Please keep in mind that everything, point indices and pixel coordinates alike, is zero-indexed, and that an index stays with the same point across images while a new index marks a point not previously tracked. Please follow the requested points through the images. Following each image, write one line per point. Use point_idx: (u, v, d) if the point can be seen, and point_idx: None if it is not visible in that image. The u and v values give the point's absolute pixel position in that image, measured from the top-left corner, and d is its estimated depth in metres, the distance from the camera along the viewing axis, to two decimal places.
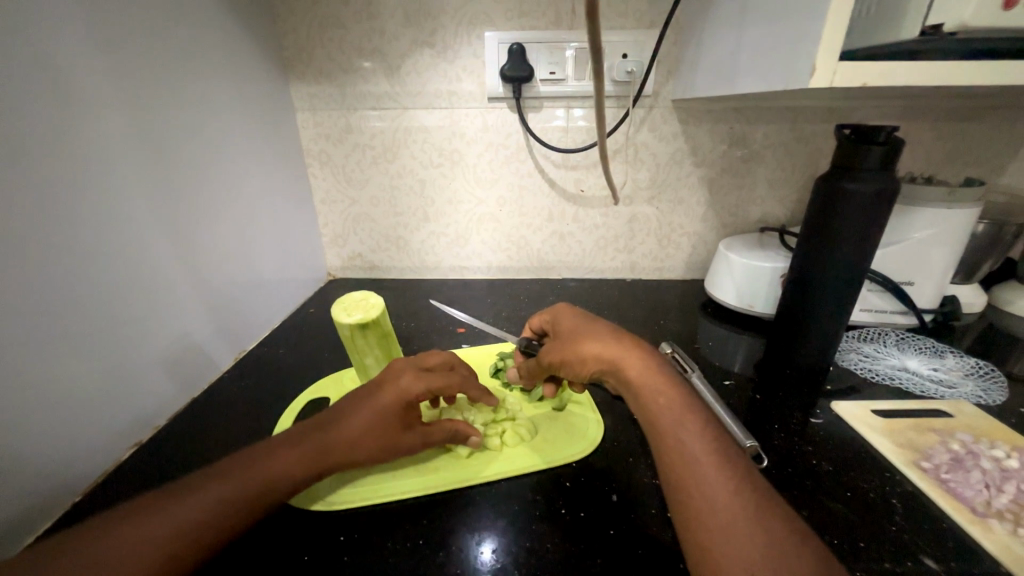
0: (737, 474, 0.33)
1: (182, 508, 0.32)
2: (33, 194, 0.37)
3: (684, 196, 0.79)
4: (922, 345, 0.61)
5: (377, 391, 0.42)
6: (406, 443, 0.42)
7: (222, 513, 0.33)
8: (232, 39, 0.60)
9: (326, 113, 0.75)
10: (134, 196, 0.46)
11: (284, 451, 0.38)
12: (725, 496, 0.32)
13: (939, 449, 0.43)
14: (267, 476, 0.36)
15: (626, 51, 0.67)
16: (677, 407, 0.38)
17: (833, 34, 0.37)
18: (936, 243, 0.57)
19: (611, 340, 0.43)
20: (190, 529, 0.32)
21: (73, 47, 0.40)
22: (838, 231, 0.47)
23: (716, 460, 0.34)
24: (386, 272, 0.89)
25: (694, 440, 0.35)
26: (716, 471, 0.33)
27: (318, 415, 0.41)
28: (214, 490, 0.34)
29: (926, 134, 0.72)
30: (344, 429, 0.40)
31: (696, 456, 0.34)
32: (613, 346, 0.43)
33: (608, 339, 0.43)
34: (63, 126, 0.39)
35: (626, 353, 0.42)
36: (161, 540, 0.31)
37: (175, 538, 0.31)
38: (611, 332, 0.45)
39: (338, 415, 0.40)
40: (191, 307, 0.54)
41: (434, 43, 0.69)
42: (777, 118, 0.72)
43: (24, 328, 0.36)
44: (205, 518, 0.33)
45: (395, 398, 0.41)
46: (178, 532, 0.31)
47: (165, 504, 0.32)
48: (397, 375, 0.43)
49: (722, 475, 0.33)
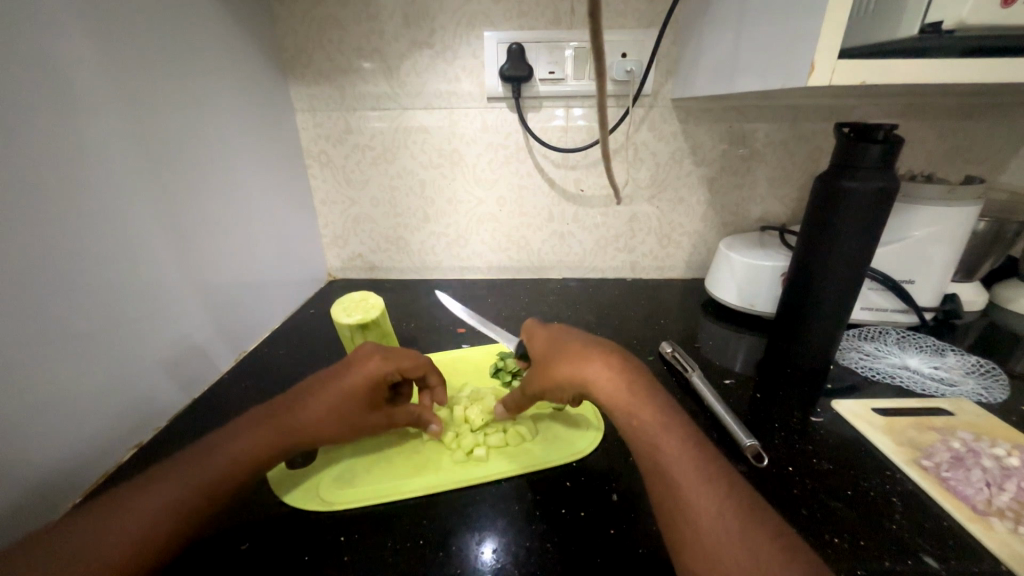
0: (718, 489, 0.32)
1: (149, 498, 0.32)
2: (32, 196, 0.37)
3: (684, 195, 0.79)
4: (923, 343, 0.60)
5: (346, 370, 0.42)
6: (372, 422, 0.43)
7: (190, 500, 0.33)
8: (231, 40, 0.60)
9: (325, 114, 0.75)
10: (132, 197, 0.46)
11: (248, 435, 0.37)
12: (723, 518, 0.31)
13: (940, 448, 0.43)
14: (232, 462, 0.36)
15: (625, 50, 0.67)
16: (662, 427, 0.37)
17: (831, 32, 0.37)
18: (935, 241, 0.57)
19: (577, 357, 0.41)
20: (158, 517, 0.32)
21: (72, 48, 0.40)
22: (839, 228, 0.47)
23: (700, 478, 0.33)
24: (387, 272, 0.89)
25: (672, 456, 0.35)
26: (709, 491, 0.32)
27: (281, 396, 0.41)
28: (180, 478, 0.34)
29: (927, 133, 0.72)
30: (311, 410, 0.40)
31: (682, 478, 0.33)
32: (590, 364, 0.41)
33: (576, 355, 0.42)
34: (62, 127, 0.39)
35: (595, 371, 0.39)
36: (130, 531, 0.31)
37: (144, 528, 0.31)
38: (579, 347, 0.42)
39: (304, 397, 0.40)
40: (191, 308, 0.54)
41: (433, 44, 0.70)
42: (777, 117, 0.72)
43: (24, 330, 0.37)
44: (183, 500, 0.33)
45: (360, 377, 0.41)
46: (147, 521, 0.31)
47: (133, 496, 0.32)
48: (363, 357, 0.43)
49: (707, 492, 0.32)
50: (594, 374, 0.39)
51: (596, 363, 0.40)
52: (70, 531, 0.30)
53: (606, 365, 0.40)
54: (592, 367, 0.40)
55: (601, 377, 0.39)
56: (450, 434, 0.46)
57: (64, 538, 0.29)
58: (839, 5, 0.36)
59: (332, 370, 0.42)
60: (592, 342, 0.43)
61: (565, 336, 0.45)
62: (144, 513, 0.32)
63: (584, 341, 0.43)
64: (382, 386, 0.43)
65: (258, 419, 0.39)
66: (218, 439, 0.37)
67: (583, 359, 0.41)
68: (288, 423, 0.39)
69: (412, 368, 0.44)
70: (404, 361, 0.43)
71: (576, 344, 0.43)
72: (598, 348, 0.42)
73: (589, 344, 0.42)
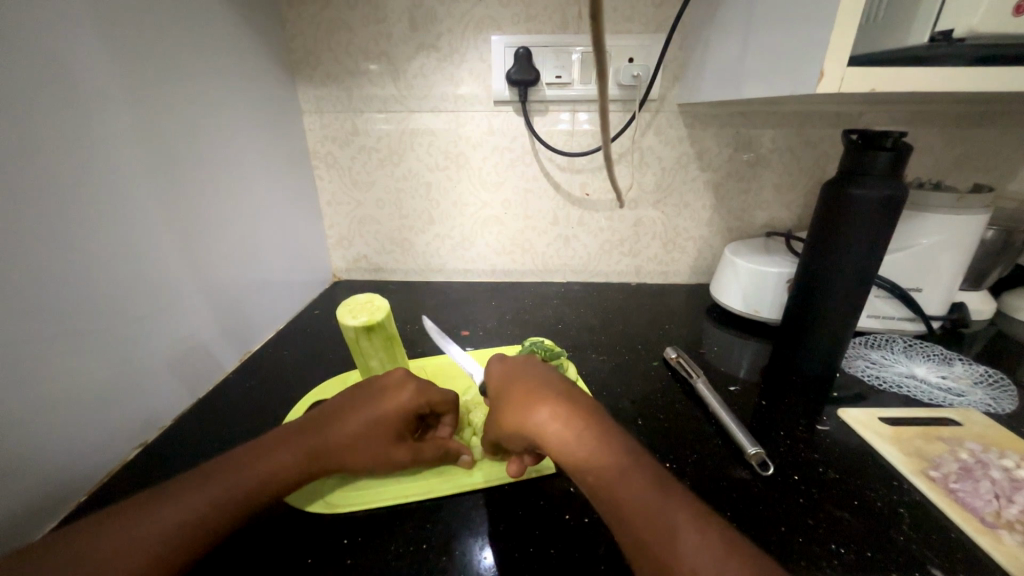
0: (691, 531, 0.30)
1: (169, 509, 0.32)
2: (39, 196, 0.37)
3: (689, 200, 0.79)
4: (930, 352, 0.60)
5: (378, 398, 0.42)
6: (396, 458, 0.41)
7: (208, 516, 0.33)
8: (240, 43, 0.61)
9: (333, 116, 0.75)
10: (140, 197, 0.46)
11: (274, 454, 0.37)
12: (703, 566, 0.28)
13: (948, 459, 0.43)
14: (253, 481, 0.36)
15: (632, 55, 0.67)
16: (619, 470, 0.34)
17: (840, 40, 0.37)
18: (943, 249, 0.57)
19: (525, 402, 0.39)
20: (176, 530, 0.31)
21: (83, 51, 0.40)
22: (846, 236, 0.47)
23: (674, 522, 0.30)
24: (391, 274, 0.89)
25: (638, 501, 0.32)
26: (682, 535, 0.30)
27: (311, 417, 0.41)
28: (203, 493, 0.34)
29: (934, 140, 0.71)
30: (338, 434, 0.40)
31: (653, 530, 0.30)
32: (535, 408, 0.39)
33: (523, 400, 0.40)
34: (71, 127, 0.39)
35: (540, 417, 0.38)
36: (149, 540, 0.30)
37: (163, 538, 0.31)
38: (524, 391, 0.41)
39: (334, 419, 0.41)
40: (197, 307, 0.54)
41: (440, 48, 0.70)
42: (784, 123, 0.72)
43: (29, 328, 0.37)
44: (202, 516, 0.33)
45: (392, 410, 0.41)
46: (165, 532, 0.31)
47: (154, 505, 0.32)
48: (396, 389, 0.43)
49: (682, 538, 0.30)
50: (540, 420, 0.38)
51: (537, 409, 0.38)
52: (88, 533, 0.30)
53: (551, 407, 0.38)
54: (537, 412, 0.38)
55: (548, 421, 0.37)
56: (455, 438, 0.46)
57: (76, 543, 0.29)
58: (850, 12, 0.36)
59: (364, 394, 0.43)
60: (540, 383, 0.42)
61: (514, 378, 0.44)
62: (162, 521, 0.31)
63: (534, 382, 0.42)
64: (412, 419, 0.42)
65: (285, 439, 0.39)
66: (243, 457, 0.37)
67: (526, 403, 0.39)
68: (314, 444, 0.39)
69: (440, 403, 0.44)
70: (435, 395, 0.44)
71: (523, 387, 0.42)
72: (541, 391, 0.40)
73: (535, 387, 0.41)
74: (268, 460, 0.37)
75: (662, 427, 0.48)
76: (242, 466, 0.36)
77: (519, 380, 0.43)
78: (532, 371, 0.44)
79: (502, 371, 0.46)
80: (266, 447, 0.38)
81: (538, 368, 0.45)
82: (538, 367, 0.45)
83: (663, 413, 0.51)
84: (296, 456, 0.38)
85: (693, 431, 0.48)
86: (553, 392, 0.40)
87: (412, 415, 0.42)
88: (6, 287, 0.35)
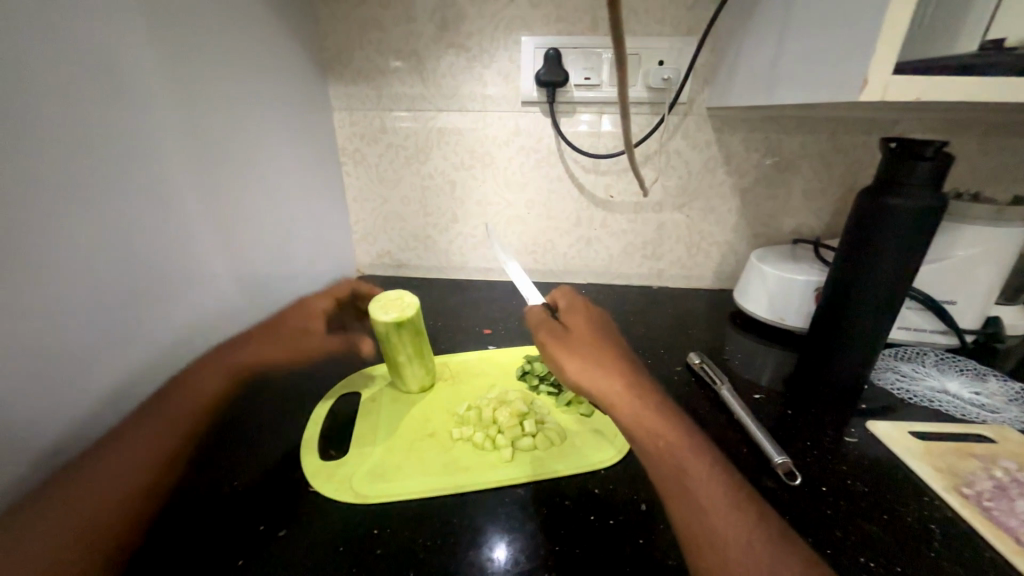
0: (746, 519, 0.32)
1: (121, 448, 0.35)
2: (93, 184, 0.38)
3: (715, 204, 0.78)
4: (963, 366, 0.59)
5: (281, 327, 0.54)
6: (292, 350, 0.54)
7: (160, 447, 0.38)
8: (277, 40, 0.62)
9: (362, 114, 0.77)
10: (183, 184, 0.48)
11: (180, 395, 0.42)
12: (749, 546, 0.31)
13: (982, 476, 0.42)
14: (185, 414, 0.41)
15: (662, 58, 0.67)
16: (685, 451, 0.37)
17: (887, 47, 0.36)
18: (980, 262, 0.56)
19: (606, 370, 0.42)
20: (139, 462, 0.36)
21: (134, 48, 0.42)
22: (880, 247, 0.46)
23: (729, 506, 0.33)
24: (414, 270, 0.90)
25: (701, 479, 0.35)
26: (734, 517, 0.32)
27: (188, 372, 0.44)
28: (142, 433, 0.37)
29: (971, 149, 0.69)
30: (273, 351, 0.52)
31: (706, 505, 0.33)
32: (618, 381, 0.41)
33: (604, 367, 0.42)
34: (123, 118, 0.41)
35: (609, 376, 0.42)
36: (123, 470, 0.35)
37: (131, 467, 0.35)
38: (597, 348, 0.45)
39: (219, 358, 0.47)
40: (230, 295, 0.56)
41: (470, 48, 0.70)
42: (815, 128, 0.71)
43: (80, 312, 0.38)
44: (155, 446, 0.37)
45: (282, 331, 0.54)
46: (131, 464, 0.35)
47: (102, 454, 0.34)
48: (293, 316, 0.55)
49: (734, 521, 0.32)
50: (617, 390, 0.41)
51: (607, 367, 0.43)
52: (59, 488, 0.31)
53: (624, 371, 0.43)
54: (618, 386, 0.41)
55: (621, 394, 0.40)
56: (480, 435, 0.47)
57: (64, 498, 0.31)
58: (899, 19, 0.35)
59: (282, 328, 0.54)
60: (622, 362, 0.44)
61: (588, 333, 0.47)
62: (126, 459, 0.35)
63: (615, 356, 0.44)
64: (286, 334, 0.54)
65: (183, 385, 0.43)
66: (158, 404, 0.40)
67: (595, 359, 0.44)
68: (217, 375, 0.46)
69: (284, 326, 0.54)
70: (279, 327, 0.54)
71: (600, 345, 0.46)
72: (615, 355, 0.45)
73: (611, 349, 0.45)
74: (180, 402, 0.41)
75: None
76: (163, 410, 0.40)
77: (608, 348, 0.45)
78: (606, 334, 0.48)
79: (579, 324, 0.49)
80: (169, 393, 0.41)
81: (610, 333, 0.49)
82: (611, 331, 0.49)
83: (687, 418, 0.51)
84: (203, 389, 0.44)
85: (718, 437, 0.48)
86: (626, 360, 0.45)
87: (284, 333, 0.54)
88: (68, 275, 0.37)
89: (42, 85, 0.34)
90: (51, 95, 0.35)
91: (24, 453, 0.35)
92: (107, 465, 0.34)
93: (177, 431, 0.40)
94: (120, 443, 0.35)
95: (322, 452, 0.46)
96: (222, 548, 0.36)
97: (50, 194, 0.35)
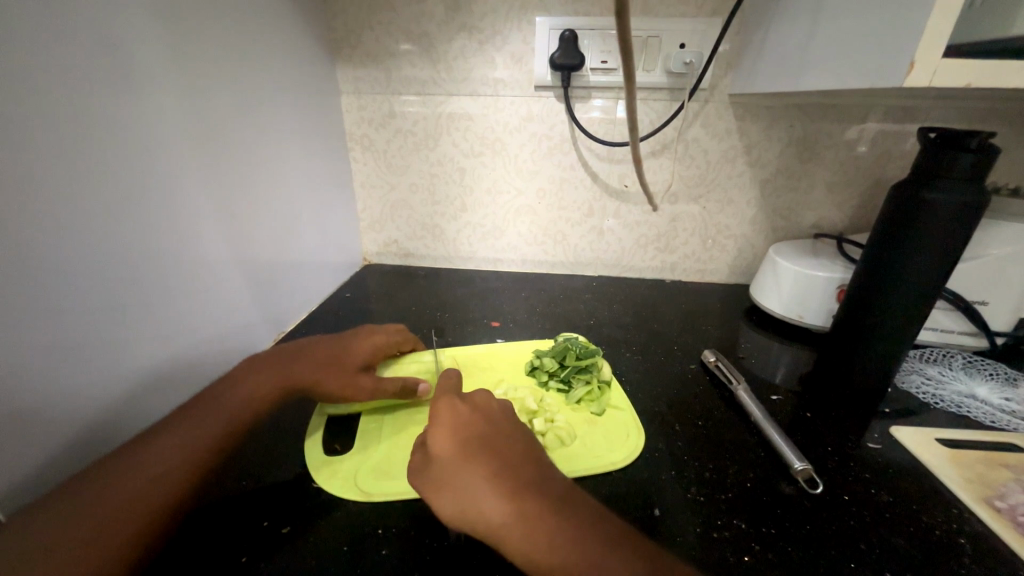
0: None
1: (125, 477, 0.33)
2: (100, 167, 0.37)
3: (733, 196, 0.75)
4: (992, 370, 0.56)
5: (334, 354, 0.49)
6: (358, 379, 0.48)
7: (167, 474, 0.34)
8: (283, 21, 0.60)
9: (370, 97, 0.74)
10: (188, 168, 0.47)
11: (186, 421, 0.38)
12: None
13: (1014, 488, 0.40)
14: (196, 446, 0.37)
15: (684, 41, 0.64)
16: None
17: (941, 28, 0.33)
18: (1016, 262, 0.53)
19: (479, 494, 0.34)
20: (143, 494, 0.33)
21: (141, 26, 0.40)
22: (911, 245, 0.43)
23: None
24: (420, 259, 0.89)
25: None
26: None
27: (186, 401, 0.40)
28: (143, 458, 0.34)
29: (1009, 141, 0.66)
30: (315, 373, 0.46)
31: None
32: (493, 511, 0.33)
33: (472, 490, 0.34)
34: (127, 96, 0.39)
35: (489, 507, 0.33)
36: (130, 499, 0.32)
37: (140, 499, 0.32)
38: (474, 452, 0.36)
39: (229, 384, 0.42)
40: (235, 284, 0.55)
41: (482, 29, 0.68)
42: (843, 117, 0.67)
43: (95, 296, 0.37)
44: (163, 474, 0.34)
45: (352, 361, 0.49)
46: (139, 498, 0.32)
47: (112, 472, 0.33)
48: (357, 347, 0.51)
49: None
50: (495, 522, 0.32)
51: (487, 478, 0.34)
52: (70, 496, 0.31)
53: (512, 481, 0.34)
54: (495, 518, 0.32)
55: (502, 525, 0.32)
56: None
57: (78, 500, 0.31)
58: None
59: (327, 353, 0.49)
60: (504, 469, 0.35)
61: (461, 428, 0.38)
62: (131, 484, 0.33)
63: (493, 463, 0.35)
64: (356, 367, 0.49)
65: (197, 405, 0.39)
66: (168, 427, 0.37)
67: (469, 471, 0.35)
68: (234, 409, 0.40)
69: (328, 353, 0.49)
70: (335, 354, 0.49)
71: (480, 444, 0.37)
72: (498, 457, 0.36)
73: (492, 449, 0.36)
74: (196, 425, 0.38)
75: (702, 434, 0.47)
76: (181, 434, 0.37)
77: (480, 456, 0.36)
78: (487, 426, 0.39)
79: (455, 415, 0.39)
80: (182, 413, 0.38)
81: (495, 420, 0.40)
82: (494, 418, 0.40)
83: (702, 421, 0.49)
84: (222, 417, 0.39)
85: (733, 441, 0.46)
86: (513, 461, 0.36)
87: (351, 361, 0.49)
88: (77, 258, 0.36)
89: (41, 63, 0.32)
90: (48, 76, 0.33)
91: (31, 447, 0.34)
92: (115, 490, 0.32)
93: (194, 455, 0.36)
94: (131, 466, 0.33)
95: (327, 445, 0.45)
96: (227, 540, 0.35)
97: (48, 180, 0.33)
